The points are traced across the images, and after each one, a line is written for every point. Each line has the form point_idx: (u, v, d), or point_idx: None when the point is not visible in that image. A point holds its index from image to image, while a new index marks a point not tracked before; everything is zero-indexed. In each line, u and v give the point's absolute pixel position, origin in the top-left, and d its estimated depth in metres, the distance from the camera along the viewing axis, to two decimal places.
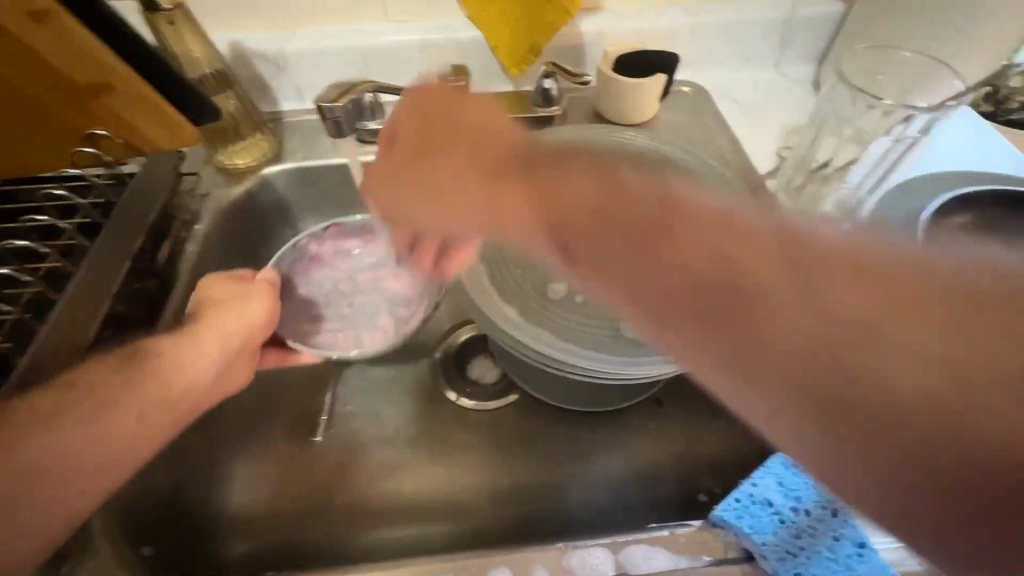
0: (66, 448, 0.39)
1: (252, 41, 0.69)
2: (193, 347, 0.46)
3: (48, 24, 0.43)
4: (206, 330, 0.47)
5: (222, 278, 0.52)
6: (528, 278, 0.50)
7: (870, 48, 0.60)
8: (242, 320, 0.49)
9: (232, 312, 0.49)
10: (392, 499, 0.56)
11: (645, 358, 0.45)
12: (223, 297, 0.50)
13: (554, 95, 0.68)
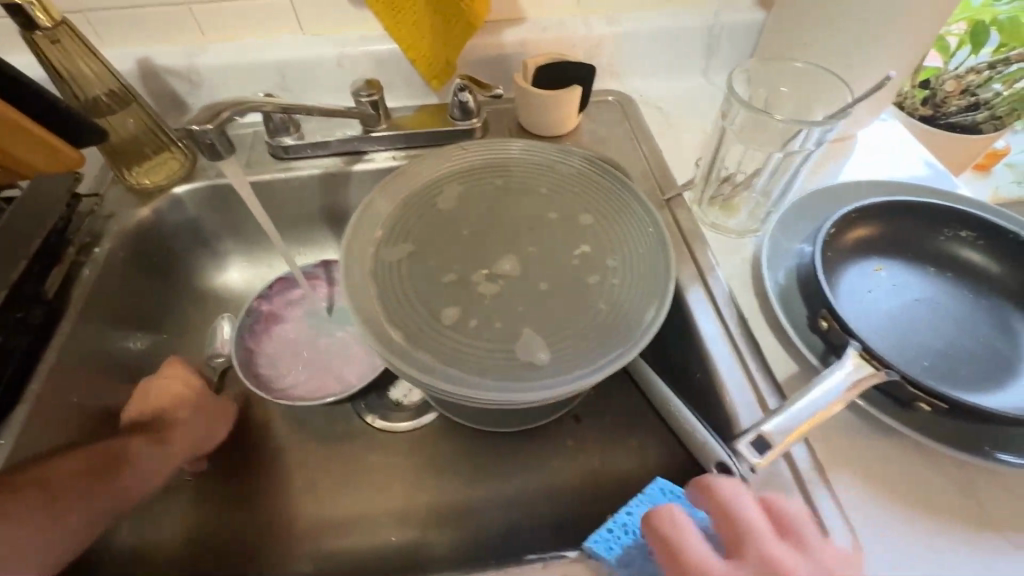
0: (35, 546, 0.42)
1: (161, 57, 0.67)
2: (167, 452, 0.52)
3: None
4: (175, 440, 0.53)
5: (189, 380, 0.56)
6: (421, 301, 0.48)
7: (763, 61, 0.58)
8: (208, 432, 0.55)
9: (200, 423, 0.55)
10: (296, 527, 0.55)
11: (541, 381, 0.44)
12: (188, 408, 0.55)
13: (472, 107, 0.67)
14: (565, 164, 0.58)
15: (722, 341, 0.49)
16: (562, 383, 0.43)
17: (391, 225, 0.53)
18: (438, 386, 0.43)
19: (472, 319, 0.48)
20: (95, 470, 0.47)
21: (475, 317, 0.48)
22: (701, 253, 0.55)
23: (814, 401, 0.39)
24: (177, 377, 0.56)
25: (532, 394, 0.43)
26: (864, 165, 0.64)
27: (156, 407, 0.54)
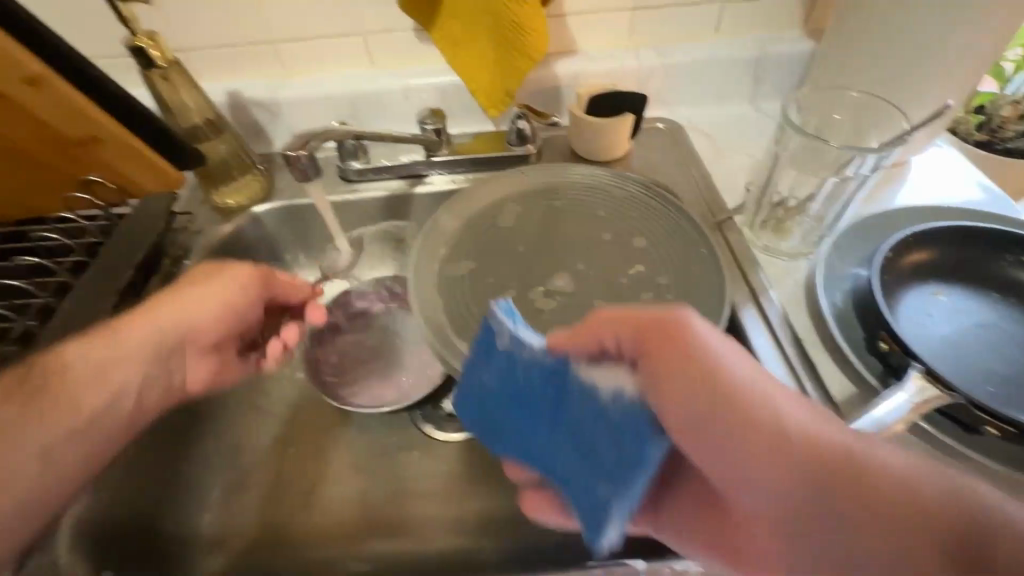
0: (64, 417, 0.42)
1: (247, 90, 0.74)
2: (125, 337, 0.46)
3: (41, 88, 0.45)
4: (152, 315, 0.48)
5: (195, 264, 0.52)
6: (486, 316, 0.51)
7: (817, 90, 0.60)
8: (207, 316, 0.50)
9: (190, 302, 0.49)
10: (354, 526, 0.58)
11: None
12: (183, 282, 0.50)
13: (528, 134, 0.71)
14: (618, 187, 0.60)
15: (777, 361, 0.50)
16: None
17: (454, 243, 0.57)
18: None
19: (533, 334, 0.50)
20: (19, 391, 0.41)
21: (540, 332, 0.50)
22: (753, 275, 0.56)
23: (897, 402, 0.40)
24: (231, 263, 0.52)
25: None
26: (918, 188, 0.64)
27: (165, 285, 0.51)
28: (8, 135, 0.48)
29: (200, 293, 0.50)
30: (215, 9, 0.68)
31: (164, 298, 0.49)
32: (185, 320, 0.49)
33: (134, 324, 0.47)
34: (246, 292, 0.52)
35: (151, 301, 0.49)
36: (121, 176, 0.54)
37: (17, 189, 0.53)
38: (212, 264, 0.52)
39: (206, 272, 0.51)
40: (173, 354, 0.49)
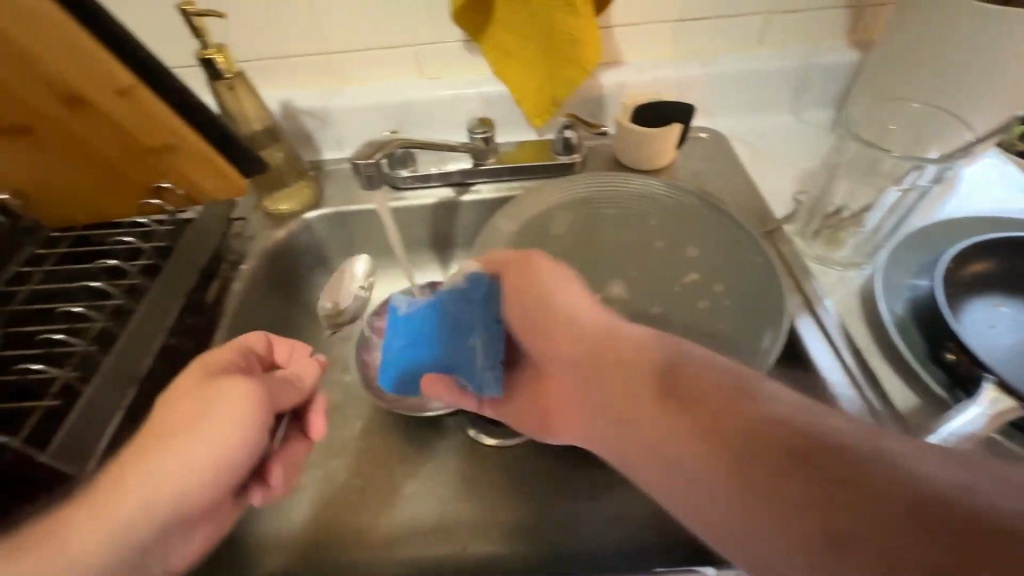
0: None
1: (300, 99, 0.76)
2: (126, 494, 0.36)
3: (130, 99, 0.46)
4: (157, 460, 0.37)
5: (205, 375, 0.42)
6: None
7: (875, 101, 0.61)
8: (222, 448, 0.39)
9: (205, 442, 0.38)
10: (405, 530, 0.58)
11: None
12: (190, 411, 0.39)
13: (574, 143, 0.72)
14: (675, 199, 0.59)
15: (839, 372, 0.50)
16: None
17: (510, 250, 0.58)
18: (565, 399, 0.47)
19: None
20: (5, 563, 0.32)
21: None
22: (808, 284, 0.56)
23: (958, 427, 0.40)
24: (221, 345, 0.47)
25: None
26: (970, 198, 0.64)
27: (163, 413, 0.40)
28: (91, 140, 0.50)
29: (195, 419, 0.39)
30: (274, 20, 0.70)
31: (151, 441, 0.38)
32: (195, 462, 0.38)
33: (118, 491, 0.36)
34: (257, 402, 0.41)
35: (130, 452, 0.38)
36: (191, 186, 0.56)
37: (93, 189, 0.55)
38: (196, 372, 0.42)
39: (191, 388, 0.41)
40: (191, 505, 0.38)
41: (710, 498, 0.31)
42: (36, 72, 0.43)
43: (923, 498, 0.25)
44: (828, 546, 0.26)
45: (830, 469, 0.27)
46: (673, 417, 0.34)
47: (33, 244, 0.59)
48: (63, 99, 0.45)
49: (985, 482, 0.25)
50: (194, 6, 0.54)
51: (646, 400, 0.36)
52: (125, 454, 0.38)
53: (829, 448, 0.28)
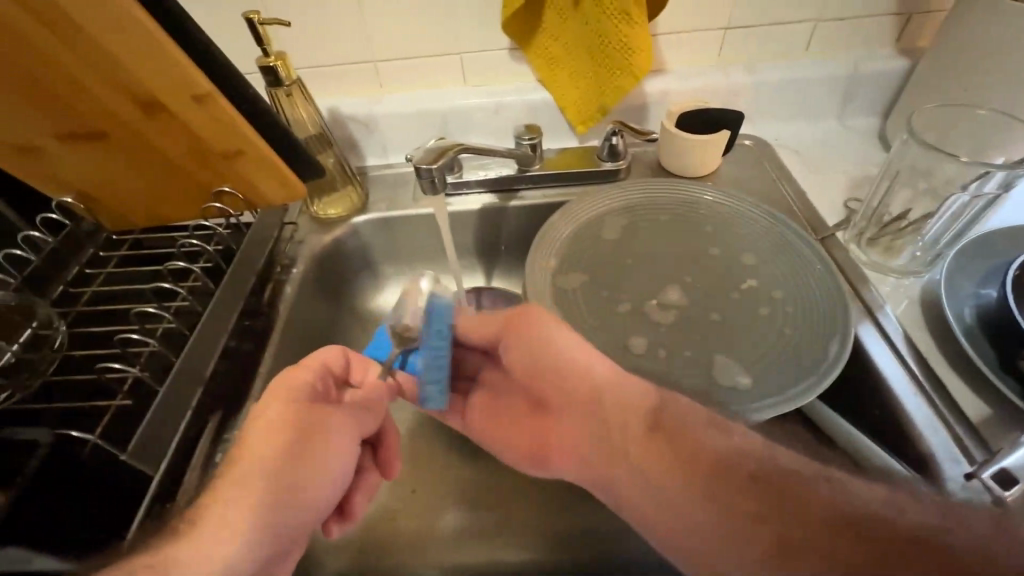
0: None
1: (346, 106, 0.77)
2: (247, 523, 0.37)
3: (206, 105, 0.46)
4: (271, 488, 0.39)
5: (294, 398, 0.44)
6: (606, 331, 0.52)
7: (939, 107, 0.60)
8: (325, 483, 0.43)
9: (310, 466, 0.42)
10: (460, 535, 0.59)
11: (742, 403, 0.45)
12: (294, 438, 0.42)
13: (620, 150, 0.73)
14: (727, 206, 0.62)
15: (905, 379, 0.49)
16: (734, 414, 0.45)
17: (565, 255, 0.58)
18: None
19: (661, 349, 0.50)
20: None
21: (664, 348, 0.50)
22: (867, 292, 0.56)
23: None
24: (300, 364, 0.46)
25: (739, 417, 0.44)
26: None
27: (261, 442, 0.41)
28: (162, 145, 0.51)
29: (302, 455, 0.42)
30: (327, 30, 0.71)
31: (259, 476, 0.39)
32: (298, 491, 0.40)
33: (230, 531, 0.36)
34: (349, 438, 0.46)
35: (228, 489, 0.38)
36: (251, 191, 0.57)
37: (157, 192, 0.56)
38: (288, 402, 0.43)
39: (292, 420, 0.42)
40: (298, 535, 0.41)
41: (690, 520, 0.37)
42: (119, 79, 0.44)
43: (853, 515, 0.33)
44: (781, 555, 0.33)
45: (790, 498, 0.35)
46: (664, 451, 0.39)
47: (95, 246, 0.61)
48: (141, 105, 0.46)
49: (902, 505, 0.34)
50: (260, 16, 0.56)
51: (636, 434, 0.41)
52: (213, 495, 0.37)
53: (779, 475, 0.36)
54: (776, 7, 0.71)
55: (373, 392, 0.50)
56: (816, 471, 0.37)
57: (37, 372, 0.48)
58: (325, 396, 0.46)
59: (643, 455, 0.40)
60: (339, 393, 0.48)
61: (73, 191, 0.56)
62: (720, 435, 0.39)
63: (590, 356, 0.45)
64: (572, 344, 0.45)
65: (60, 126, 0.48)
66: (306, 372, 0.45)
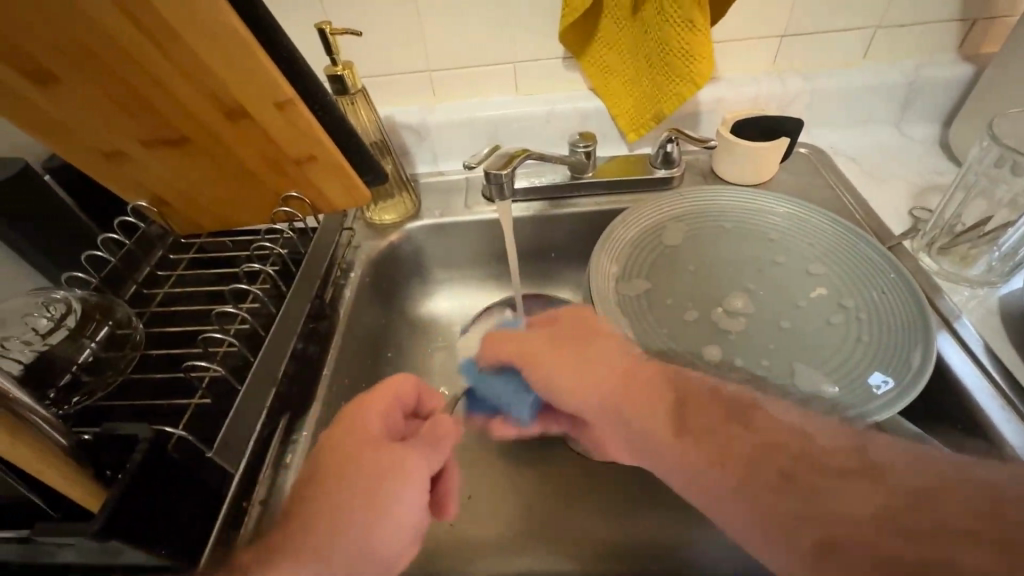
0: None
1: (400, 115, 0.78)
2: (300, 559, 0.37)
3: (286, 112, 0.48)
4: (328, 519, 0.38)
5: (358, 431, 0.43)
6: (673, 338, 0.51)
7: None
8: (400, 523, 0.41)
9: (373, 499, 0.40)
10: (515, 542, 0.59)
11: (826, 413, 0.44)
12: (354, 468, 0.41)
13: (674, 157, 0.73)
14: (794, 215, 0.61)
15: (990, 394, 0.47)
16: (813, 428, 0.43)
17: (627, 261, 0.58)
18: None
19: (736, 359, 0.49)
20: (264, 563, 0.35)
21: (736, 357, 0.49)
22: (942, 301, 0.54)
23: None
24: (369, 395, 0.46)
25: (823, 427, 0.43)
26: None
27: (325, 468, 0.41)
28: (238, 151, 0.52)
29: (371, 492, 0.40)
30: (386, 40, 0.73)
31: (327, 512, 0.39)
32: (359, 525, 0.39)
33: (300, 567, 0.37)
34: (423, 470, 0.43)
35: (297, 528, 0.39)
36: (317, 194, 0.58)
37: (228, 196, 0.58)
38: (354, 434, 0.43)
39: (362, 458, 0.41)
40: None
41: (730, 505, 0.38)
42: (205, 83, 0.45)
43: (887, 531, 0.32)
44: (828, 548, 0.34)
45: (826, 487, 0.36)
46: (694, 452, 0.40)
47: (165, 248, 0.63)
48: (223, 112, 0.48)
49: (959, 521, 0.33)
50: (331, 26, 0.57)
51: (663, 436, 0.41)
52: (292, 528, 0.39)
53: (787, 483, 0.37)
54: (835, 14, 0.70)
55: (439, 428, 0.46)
56: (834, 479, 0.36)
57: (119, 369, 0.49)
58: (394, 430, 0.46)
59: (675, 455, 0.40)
60: (409, 425, 0.48)
61: (149, 195, 0.58)
62: (751, 427, 0.40)
63: (588, 374, 0.43)
64: (590, 357, 0.45)
65: (145, 132, 0.50)
66: (375, 409, 0.45)
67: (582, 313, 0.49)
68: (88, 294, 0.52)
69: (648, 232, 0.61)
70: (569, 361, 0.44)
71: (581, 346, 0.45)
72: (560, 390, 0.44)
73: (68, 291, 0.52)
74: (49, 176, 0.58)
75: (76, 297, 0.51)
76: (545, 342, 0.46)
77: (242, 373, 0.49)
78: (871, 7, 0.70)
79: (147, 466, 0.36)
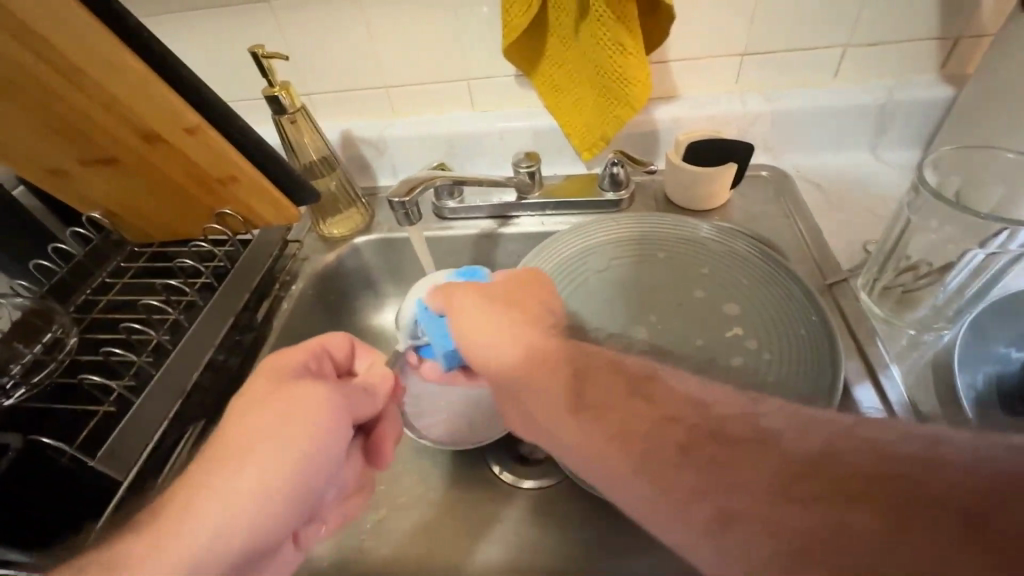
0: (203, 539, 0.34)
1: (359, 130, 0.80)
2: (220, 483, 0.36)
3: (197, 135, 0.50)
4: (253, 449, 0.37)
5: (281, 372, 0.42)
6: None
7: (959, 149, 0.57)
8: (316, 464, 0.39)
9: (301, 433, 0.39)
10: (422, 563, 0.57)
11: None
12: (278, 404, 0.39)
13: (622, 179, 0.71)
14: (722, 244, 0.58)
15: None
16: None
17: (543, 288, 0.57)
18: None
19: None
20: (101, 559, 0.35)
21: None
22: (871, 348, 0.50)
23: None
24: (294, 346, 0.44)
25: None
26: None
27: (249, 405, 0.39)
28: (166, 171, 0.55)
29: (284, 428, 0.38)
30: (340, 58, 0.74)
31: (240, 450, 0.37)
32: (282, 456, 0.38)
33: (217, 493, 0.36)
34: (343, 418, 0.42)
35: (204, 462, 0.37)
36: (248, 210, 0.60)
37: (167, 211, 0.61)
38: (276, 376, 0.41)
39: (271, 398, 0.39)
40: (302, 496, 0.39)
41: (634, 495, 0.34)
42: (114, 108, 0.48)
43: None
44: (725, 521, 0.30)
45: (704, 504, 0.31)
46: (596, 427, 0.36)
47: (120, 257, 0.66)
48: (140, 136, 0.51)
49: None
50: (264, 50, 0.59)
51: (560, 410, 0.38)
52: (196, 468, 0.37)
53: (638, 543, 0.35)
54: (798, 31, 0.66)
55: (376, 378, 0.48)
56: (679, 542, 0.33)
57: (46, 371, 0.51)
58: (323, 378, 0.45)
59: (572, 436, 0.37)
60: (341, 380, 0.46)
61: (98, 206, 0.62)
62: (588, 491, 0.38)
63: (503, 340, 0.41)
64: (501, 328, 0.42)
65: (78, 152, 0.53)
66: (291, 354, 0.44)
67: (541, 282, 0.49)
68: (27, 300, 0.55)
69: (575, 262, 0.59)
70: (505, 336, 0.41)
71: (511, 324, 0.42)
72: (475, 345, 0.42)
73: (11, 299, 0.55)
74: (21, 186, 0.66)
75: (14, 306, 0.55)
76: (482, 297, 0.45)
77: (144, 388, 0.51)
78: (837, 24, 0.65)
79: (20, 472, 0.40)
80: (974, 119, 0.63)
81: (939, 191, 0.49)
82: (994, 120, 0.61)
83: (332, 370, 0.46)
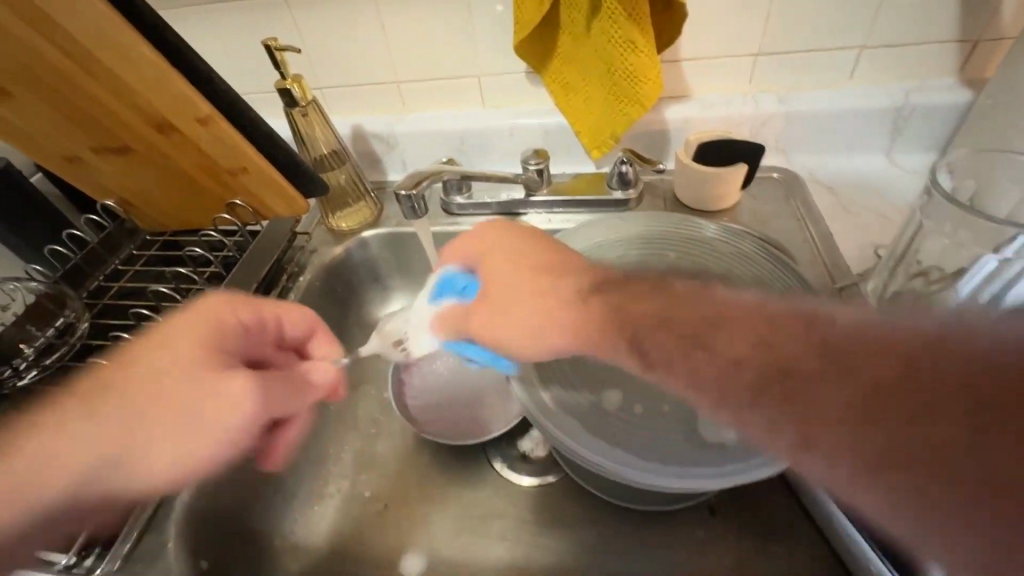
0: (62, 459, 0.40)
1: (369, 124, 0.80)
2: (83, 412, 0.42)
3: (209, 126, 0.51)
4: (113, 396, 0.43)
5: (203, 325, 0.46)
6: (585, 378, 0.48)
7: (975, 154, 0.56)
8: (204, 433, 0.42)
9: (191, 404, 0.42)
10: (422, 555, 0.57)
11: (719, 465, 0.42)
12: (170, 369, 0.43)
13: (630, 178, 0.71)
14: (730, 244, 0.58)
15: None
16: (692, 478, 0.41)
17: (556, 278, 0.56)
18: (595, 461, 0.44)
19: (638, 403, 0.47)
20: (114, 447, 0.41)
21: (641, 403, 0.47)
22: None
23: None
24: (258, 309, 0.51)
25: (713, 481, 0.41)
26: None
27: (162, 361, 0.44)
28: (178, 161, 0.56)
29: (189, 398, 0.43)
30: (353, 52, 0.75)
31: (96, 397, 0.42)
32: (131, 405, 0.42)
33: (58, 417, 0.41)
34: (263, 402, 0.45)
35: (144, 410, 0.42)
36: (259, 201, 0.61)
37: (180, 200, 0.62)
38: (217, 339, 0.46)
39: (180, 361, 0.44)
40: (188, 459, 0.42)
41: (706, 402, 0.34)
42: (128, 97, 0.48)
43: None
44: None
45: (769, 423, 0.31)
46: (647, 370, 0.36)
47: (132, 245, 0.67)
48: (153, 125, 0.51)
49: None
50: (278, 43, 0.59)
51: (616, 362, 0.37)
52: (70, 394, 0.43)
53: None
54: (815, 31, 0.65)
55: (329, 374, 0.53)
56: None
57: (56, 354, 0.52)
58: (257, 341, 0.51)
59: None
60: (275, 351, 0.52)
61: (113, 195, 0.63)
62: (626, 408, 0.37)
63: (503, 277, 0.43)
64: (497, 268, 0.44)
65: (93, 140, 0.54)
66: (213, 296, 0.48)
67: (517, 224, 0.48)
68: (42, 285, 0.56)
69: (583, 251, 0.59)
70: (563, 307, 0.40)
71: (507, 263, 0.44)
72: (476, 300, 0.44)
73: (26, 283, 0.57)
74: (39, 173, 0.67)
75: (29, 289, 0.56)
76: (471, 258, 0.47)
77: None
78: (855, 25, 0.64)
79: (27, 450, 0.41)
80: (993, 124, 0.62)
81: (952, 196, 0.49)
82: (1014, 125, 0.59)
83: (274, 338, 0.52)
